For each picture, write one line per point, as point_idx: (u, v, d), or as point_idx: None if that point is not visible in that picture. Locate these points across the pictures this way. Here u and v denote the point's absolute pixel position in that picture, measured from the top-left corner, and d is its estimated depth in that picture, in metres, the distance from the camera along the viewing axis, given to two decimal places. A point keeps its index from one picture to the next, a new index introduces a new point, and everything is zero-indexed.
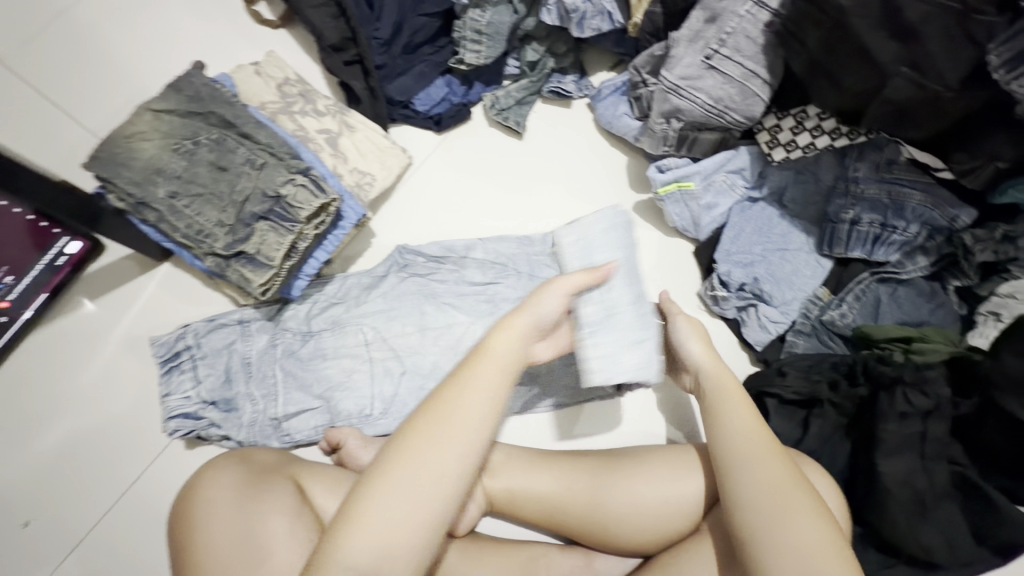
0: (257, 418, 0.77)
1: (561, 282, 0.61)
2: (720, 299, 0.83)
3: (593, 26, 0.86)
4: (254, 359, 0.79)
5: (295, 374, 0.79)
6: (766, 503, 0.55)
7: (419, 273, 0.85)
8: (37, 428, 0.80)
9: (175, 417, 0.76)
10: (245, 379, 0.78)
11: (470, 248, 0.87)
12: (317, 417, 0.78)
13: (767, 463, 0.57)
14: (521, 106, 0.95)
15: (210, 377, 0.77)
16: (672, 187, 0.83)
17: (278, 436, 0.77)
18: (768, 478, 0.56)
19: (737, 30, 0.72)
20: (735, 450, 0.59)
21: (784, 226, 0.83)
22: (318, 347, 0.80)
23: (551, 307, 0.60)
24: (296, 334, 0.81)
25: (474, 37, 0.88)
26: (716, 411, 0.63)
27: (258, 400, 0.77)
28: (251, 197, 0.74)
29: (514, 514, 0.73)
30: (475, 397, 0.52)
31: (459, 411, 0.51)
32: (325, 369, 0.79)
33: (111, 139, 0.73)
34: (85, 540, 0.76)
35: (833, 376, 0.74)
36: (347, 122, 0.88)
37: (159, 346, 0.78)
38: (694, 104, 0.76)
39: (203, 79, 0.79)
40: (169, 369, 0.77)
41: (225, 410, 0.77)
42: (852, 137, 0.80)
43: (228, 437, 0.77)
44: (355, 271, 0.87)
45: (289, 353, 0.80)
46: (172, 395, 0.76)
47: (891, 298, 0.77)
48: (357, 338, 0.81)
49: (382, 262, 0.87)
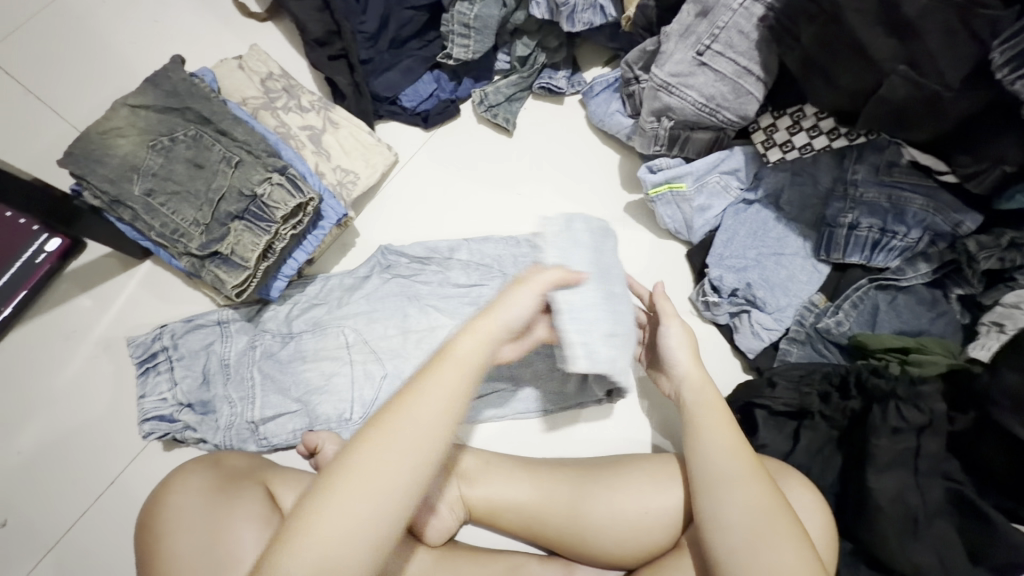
0: (234, 421, 0.75)
1: (534, 281, 0.52)
2: (712, 304, 0.80)
3: (584, 20, 0.83)
4: (232, 361, 0.77)
5: (274, 377, 0.77)
6: (746, 523, 0.54)
7: (402, 274, 0.83)
8: (16, 427, 0.79)
9: (150, 419, 0.75)
10: (223, 382, 0.76)
11: (455, 248, 0.85)
12: (295, 421, 0.76)
13: (748, 481, 0.56)
14: (511, 103, 0.93)
15: (187, 379, 0.76)
16: (663, 188, 0.80)
17: (255, 439, 0.76)
18: (748, 497, 0.55)
19: (730, 25, 0.68)
20: (716, 469, 0.58)
21: (780, 230, 0.80)
22: (298, 349, 0.79)
23: (523, 311, 0.50)
24: (276, 335, 0.79)
25: (462, 30, 0.86)
26: (697, 426, 0.61)
27: (235, 403, 0.76)
28: (226, 196, 0.72)
29: (493, 524, 0.70)
30: (425, 415, 0.45)
31: (407, 431, 0.44)
32: (303, 372, 0.77)
33: (86, 135, 0.72)
34: (61, 541, 0.75)
35: (825, 389, 0.71)
36: (332, 118, 0.86)
37: (136, 347, 0.77)
38: (685, 102, 0.73)
39: (182, 74, 0.77)
40: (145, 370, 0.76)
41: (202, 412, 0.76)
42: (852, 137, 0.75)
43: (204, 440, 0.75)
44: (337, 271, 0.85)
45: (268, 355, 0.78)
46: (148, 397, 0.75)
47: (889, 306, 0.74)
48: (338, 340, 0.79)
49: (365, 263, 0.85)
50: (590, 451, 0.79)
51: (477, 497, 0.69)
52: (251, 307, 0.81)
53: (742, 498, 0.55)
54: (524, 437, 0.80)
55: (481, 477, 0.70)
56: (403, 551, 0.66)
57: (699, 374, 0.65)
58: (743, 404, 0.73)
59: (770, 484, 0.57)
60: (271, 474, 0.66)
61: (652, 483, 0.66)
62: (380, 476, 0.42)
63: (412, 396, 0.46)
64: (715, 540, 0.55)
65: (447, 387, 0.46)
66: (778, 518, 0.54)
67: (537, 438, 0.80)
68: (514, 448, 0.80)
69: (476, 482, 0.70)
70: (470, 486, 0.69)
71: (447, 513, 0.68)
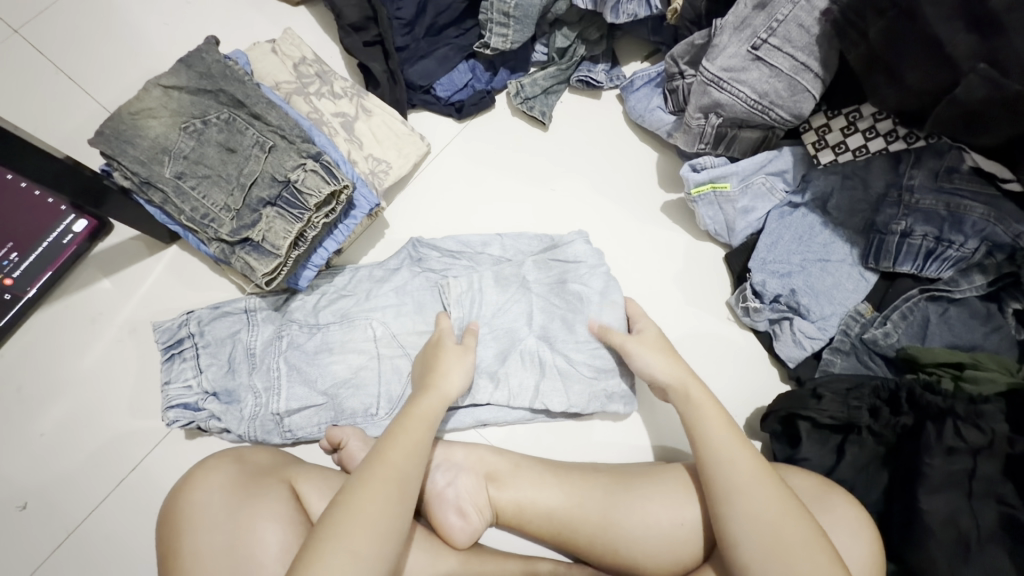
0: (259, 412, 0.74)
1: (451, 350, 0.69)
2: (752, 310, 0.77)
3: (629, 12, 0.81)
4: (258, 350, 0.76)
5: (300, 368, 0.75)
6: (757, 529, 0.53)
7: (432, 268, 0.81)
8: (38, 410, 0.78)
9: (174, 407, 0.72)
10: (248, 370, 0.75)
11: (486, 243, 0.82)
12: (320, 414, 0.74)
13: (750, 484, 0.55)
14: (547, 96, 0.90)
15: (212, 367, 0.74)
16: (706, 188, 0.77)
17: (279, 432, 0.74)
18: (756, 501, 0.54)
19: (789, 18, 0.65)
20: (728, 476, 0.56)
21: (826, 235, 0.77)
22: (324, 340, 0.77)
23: (462, 372, 0.67)
24: (303, 326, 0.77)
25: (501, 19, 0.83)
26: (698, 434, 0.60)
27: (259, 393, 0.74)
28: (258, 181, 0.70)
29: (521, 529, 0.68)
30: (404, 446, 0.58)
31: (389, 471, 0.55)
32: (329, 364, 0.76)
33: (117, 115, 0.70)
34: (80, 526, 0.74)
35: (874, 403, 0.67)
36: (365, 106, 0.84)
37: (161, 332, 0.75)
38: (736, 99, 0.70)
39: (215, 55, 0.75)
40: (170, 356, 0.74)
41: (226, 402, 0.74)
42: (910, 141, 0.73)
43: (228, 430, 0.74)
44: (366, 263, 0.83)
45: (294, 346, 0.76)
46: (172, 384, 0.73)
47: (941, 319, 0.71)
48: (366, 334, 0.77)
49: (396, 255, 0.83)
50: (619, 456, 0.76)
51: (506, 499, 0.67)
52: (277, 296, 0.79)
53: (752, 502, 0.54)
54: (547, 441, 0.77)
55: (511, 479, 0.68)
56: (427, 554, 0.63)
57: (680, 376, 0.66)
58: (784, 415, 0.70)
59: (777, 486, 0.56)
60: (296, 472, 0.64)
61: (691, 491, 0.63)
62: (382, 492, 0.53)
63: (393, 437, 0.58)
64: (737, 550, 0.53)
65: (419, 430, 0.60)
66: (789, 522, 0.53)
67: (560, 444, 0.76)
68: (535, 449, 0.76)
69: (506, 485, 0.68)
70: (499, 488, 0.68)
71: (475, 517, 0.65)
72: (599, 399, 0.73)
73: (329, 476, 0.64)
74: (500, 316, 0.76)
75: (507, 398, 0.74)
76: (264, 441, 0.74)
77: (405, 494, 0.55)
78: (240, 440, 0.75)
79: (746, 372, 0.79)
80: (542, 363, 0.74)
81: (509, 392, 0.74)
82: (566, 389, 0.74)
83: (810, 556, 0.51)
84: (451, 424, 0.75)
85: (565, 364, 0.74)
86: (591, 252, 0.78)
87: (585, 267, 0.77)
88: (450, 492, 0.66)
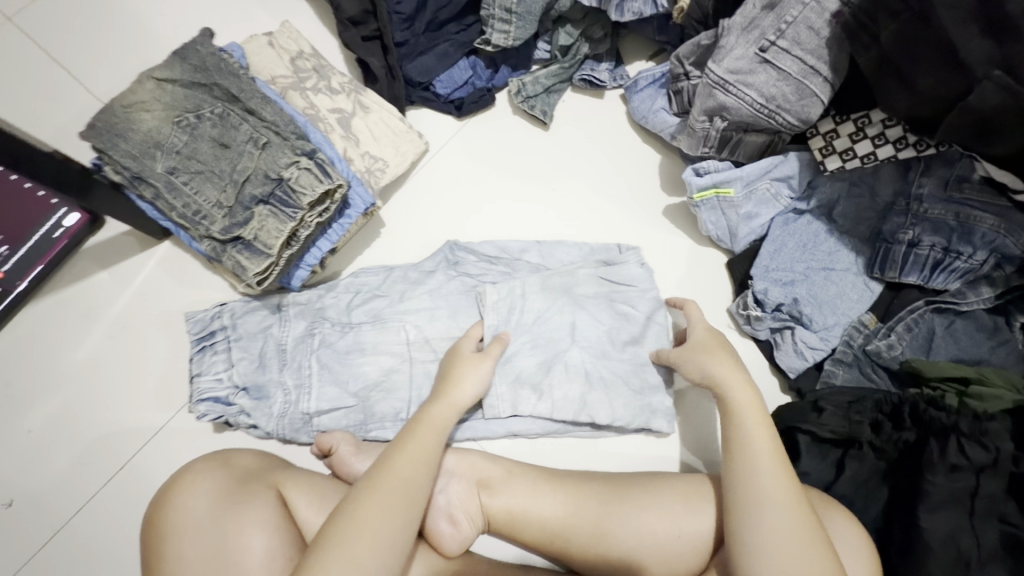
0: (288, 410, 0.72)
1: (470, 357, 0.68)
2: (753, 319, 0.76)
3: (634, 9, 0.79)
4: (289, 347, 0.74)
5: (331, 368, 0.74)
6: (767, 535, 0.51)
7: (469, 272, 0.80)
8: (26, 405, 0.77)
9: (205, 400, 0.72)
10: (279, 366, 0.73)
11: (525, 250, 0.81)
12: (350, 416, 0.73)
13: (777, 492, 0.53)
14: (549, 94, 0.88)
15: (244, 361, 0.73)
16: (709, 193, 0.76)
17: (307, 431, 0.73)
18: (778, 509, 0.52)
19: (799, 19, 0.63)
20: (757, 487, 0.54)
21: (830, 243, 0.75)
22: (357, 340, 0.75)
23: (480, 376, 0.66)
24: (335, 325, 0.76)
25: (503, 15, 0.81)
26: (737, 438, 0.58)
27: (290, 391, 0.73)
28: (251, 178, 0.69)
29: (514, 538, 0.67)
30: (411, 455, 0.57)
31: (398, 482, 0.54)
32: (361, 365, 0.74)
33: (108, 108, 0.68)
34: (67, 524, 0.73)
35: (876, 417, 0.66)
36: (363, 102, 0.82)
37: (194, 323, 0.75)
38: (742, 102, 0.68)
39: (210, 47, 0.73)
40: (202, 348, 0.74)
41: (256, 397, 0.73)
42: (920, 148, 0.71)
43: (257, 427, 0.73)
44: (400, 263, 0.82)
45: (326, 344, 0.75)
46: (203, 376, 0.72)
47: (946, 331, 0.69)
48: (398, 336, 0.75)
49: (432, 256, 0.82)
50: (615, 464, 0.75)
51: (498, 507, 0.66)
52: (269, 296, 0.78)
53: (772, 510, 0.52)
54: (549, 449, 0.76)
55: (503, 486, 0.67)
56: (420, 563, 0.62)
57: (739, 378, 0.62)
58: (784, 428, 0.69)
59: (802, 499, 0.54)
60: (285, 477, 0.62)
61: (689, 501, 0.61)
62: (386, 498, 0.53)
63: (401, 445, 0.58)
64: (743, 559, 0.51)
65: (430, 440, 0.59)
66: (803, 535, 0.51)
67: (564, 451, 0.76)
68: (530, 456, 0.76)
69: (498, 492, 0.66)
70: (491, 495, 0.66)
71: (466, 525, 0.64)
72: (645, 415, 0.73)
73: (315, 481, 0.64)
74: (543, 322, 0.75)
75: (551, 411, 0.72)
76: (293, 439, 0.73)
77: (409, 504, 0.53)
78: (268, 436, 0.74)
79: None
80: (587, 374, 0.73)
81: (553, 404, 0.72)
82: (611, 402, 0.72)
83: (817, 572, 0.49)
84: (475, 433, 0.74)
85: (610, 377, 0.73)
86: (645, 275, 0.77)
87: (636, 291, 0.77)
88: (441, 499, 0.65)
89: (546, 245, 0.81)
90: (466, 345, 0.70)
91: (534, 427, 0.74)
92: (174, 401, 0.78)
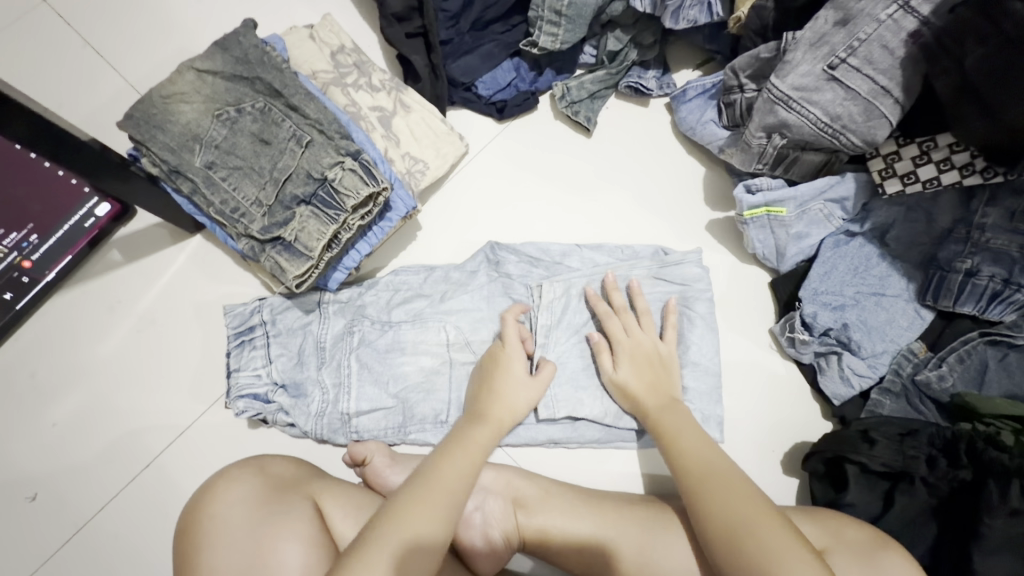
0: (326, 409, 0.72)
1: (514, 379, 0.67)
2: (799, 342, 0.74)
3: (689, 18, 0.77)
4: (328, 345, 0.74)
5: (371, 367, 0.74)
6: (728, 535, 0.53)
7: (510, 273, 0.78)
8: (51, 398, 0.76)
9: (243, 397, 0.71)
10: (317, 365, 0.73)
11: (566, 254, 0.80)
12: (389, 418, 0.73)
13: (726, 486, 0.56)
14: (594, 100, 0.86)
15: (282, 357, 0.73)
16: (760, 211, 0.73)
17: (345, 432, 0.72)
18: (726, 501, 0.55)
19: (872, 38, 0.61)
20: (704, 474, 0.58)
21: (883, 268, 0.73)
22: (396, 339, 0.75)
23: (519, 399, 0.67)
24: (375, 323, 0.75)
25: (552, 17, 0.78)
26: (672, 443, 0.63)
27: (328, 390, 0.73)
28: (293, 177, 0.67)
29: (548, 558, 0.65)
30: (456, 459, 0.58)
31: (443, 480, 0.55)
32: (401, 365, 0.74)
33: (148, 97, 0.66)
34: (92, 520, 0.72)
35: (930, 452, 0.64)
36: (404, 101, 0.80)
37: (233, 317, 0.74)
38: (804, 121, 0.65)
39: (253, 39, 0.71)
40: (240, 342, 0.73)
41: (295, 395, 0.72)
42: (987, 176, 0.65)
43: (294, 425, 0.72)
44: (441, 263, 0.81)
45: (365, 342, 0.75)
46: (242, 371, 0.72)
47: (1000, 364, 0.67)
48: (439, 337, 0.75)
49: (471, 257, 0.80)
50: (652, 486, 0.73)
51: (535, 528, 0.64)
52: (306, 296, 0.76)
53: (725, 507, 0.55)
54: (582, 466, 0.75)
55: (541, 506, 0.65)
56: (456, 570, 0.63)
57: (654, 387, 0.68)
58: (831, 457, 0.67)
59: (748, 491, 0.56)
60: (319, 488, 0.61)
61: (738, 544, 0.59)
62: (445, 498, 0.54)
63: (446, 452, 0.59)
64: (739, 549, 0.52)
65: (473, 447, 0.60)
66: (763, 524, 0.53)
67: (600, 465, 0.75)
68: (563, 468, 0.75)
69: (535, 511, 0.65)
70: (527, 515, 0.65)
71: (501, 544, 0.64)
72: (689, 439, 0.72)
73: (351, 492, 0.63)
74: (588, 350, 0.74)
75: (603, 413, 0.73)
76: (330, 439, 0.72)
77: (453, 500, 0.54)
78: (304, 435, 0.73)
79: (779, 403, 0.77)
80: None
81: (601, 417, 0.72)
82: None
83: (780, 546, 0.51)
84: (517, 439, 0.74)
85: None
86: (701, 275, 0.76)
87: (690, 291, 0.75)
88: (478, 517, 0.64)
89: (585, 248, 0.80)
90: (514, 363, 0.68)
91: (574, 438, 0.74)
92: (197, 401, 0.76)
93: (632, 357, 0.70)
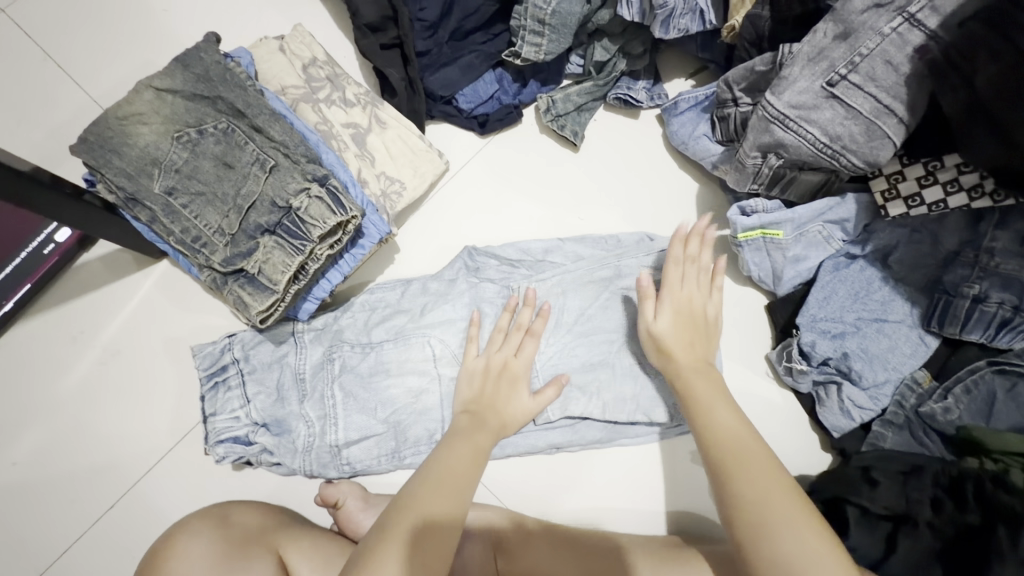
0: (313, 443, 0.69)
1: (522, 403, 0.65)
2: (796, 372, 0.70)
3: (680, 26, 0.72)
4: (307, 376, 0.70)
5: (356, 395, 0.70)
6: (750, 526, 0.50)
7: (490, 277, 0.75)
8: (8, 437, 0.72)
9: (223, 441, 0.67)
10: (299, 398, 0.69)
11: (548, 251, 0.77)
12: (380, 445, 0.70)
13: (753, 458, 0.54)
14: (581, 113, 0.81)
15: (260, 396, 0.69)
16: (755, 234, 0.69)
17: (336, 465, 0.69)
18: (752, 479, 0.52)
19: (875, 53, 0.57)
20: (729, 441, 0.55)
21: (884, 292, 0.69)
22: (379, 361, 0.71)
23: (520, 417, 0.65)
24: (355, 347, 0.71)
25: (536, 27, 0.74)
26: (693, 403, 0.59)
27: (313, 423, 0.69)
28: (257, 205, 0.63)
29: None
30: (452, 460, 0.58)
31: (443, 486, 0.55)
32: (386, 389, 0.70)
33: (103, 119, 0.62)
34: (54, 565, 0.69)
35: (935, 493, 0.61)
36: (380, 116, 0.76)
37: (202, 358, 0.70)
38: (802, 141, 0.61)
39: (216, 54, 0.67)
40: (213, 385, 0.69)
41: (277, 433, 0.69)
42: (995, 198, 0.61)
43: (281, 464, 0.69)
44: (415, 276, 0.77)
45: (347, 369, 0.71)
46: (219, 416, 0.68)
47: (1009, 395, 0.63)
48: (423, 353, 0.71)
49: (450, 265, 0.76)
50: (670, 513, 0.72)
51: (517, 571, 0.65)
52: (277, 328, 0.72)
53: (750, 485, 0.52)
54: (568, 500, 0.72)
55: (523, 553, 0.65)
56: None
57: (692, 354, 0.62)
58: (829, 499, 0.63)
59: (784, 479, 0.53)
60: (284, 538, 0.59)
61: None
62: (448, 504, 0.54)
63: (444, 455, 0.58)
64: (758, 529, 0.50)
65: (468, 448, 0.59)
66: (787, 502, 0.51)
67: (586, 499, 0.72)
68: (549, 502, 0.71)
69: (517, 559, 0.65)
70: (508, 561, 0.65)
71: None
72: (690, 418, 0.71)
73: (321, 543, 0.60)
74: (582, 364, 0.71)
75: (602, 411, 0.69)
76: (321, 474, 0.70)
77: (460, 496, 0.55)
78: (292, 472, 0.70)
79: (775, 434, 0.73)
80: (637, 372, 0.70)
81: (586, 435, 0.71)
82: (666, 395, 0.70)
83: (799, 528, 0.49)
84: (516, 448, 0.70)
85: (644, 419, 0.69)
86: None
87: None
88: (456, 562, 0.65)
89: (568, 242, 0.77)
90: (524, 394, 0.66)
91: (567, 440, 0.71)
92: (164, 438, 0.73)
93: (676, 308, 0.63)
